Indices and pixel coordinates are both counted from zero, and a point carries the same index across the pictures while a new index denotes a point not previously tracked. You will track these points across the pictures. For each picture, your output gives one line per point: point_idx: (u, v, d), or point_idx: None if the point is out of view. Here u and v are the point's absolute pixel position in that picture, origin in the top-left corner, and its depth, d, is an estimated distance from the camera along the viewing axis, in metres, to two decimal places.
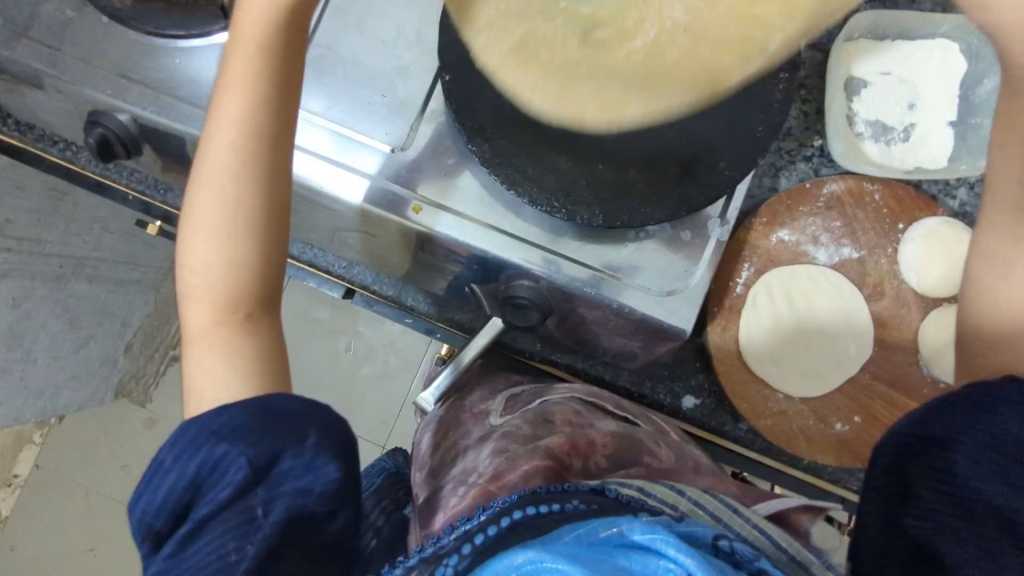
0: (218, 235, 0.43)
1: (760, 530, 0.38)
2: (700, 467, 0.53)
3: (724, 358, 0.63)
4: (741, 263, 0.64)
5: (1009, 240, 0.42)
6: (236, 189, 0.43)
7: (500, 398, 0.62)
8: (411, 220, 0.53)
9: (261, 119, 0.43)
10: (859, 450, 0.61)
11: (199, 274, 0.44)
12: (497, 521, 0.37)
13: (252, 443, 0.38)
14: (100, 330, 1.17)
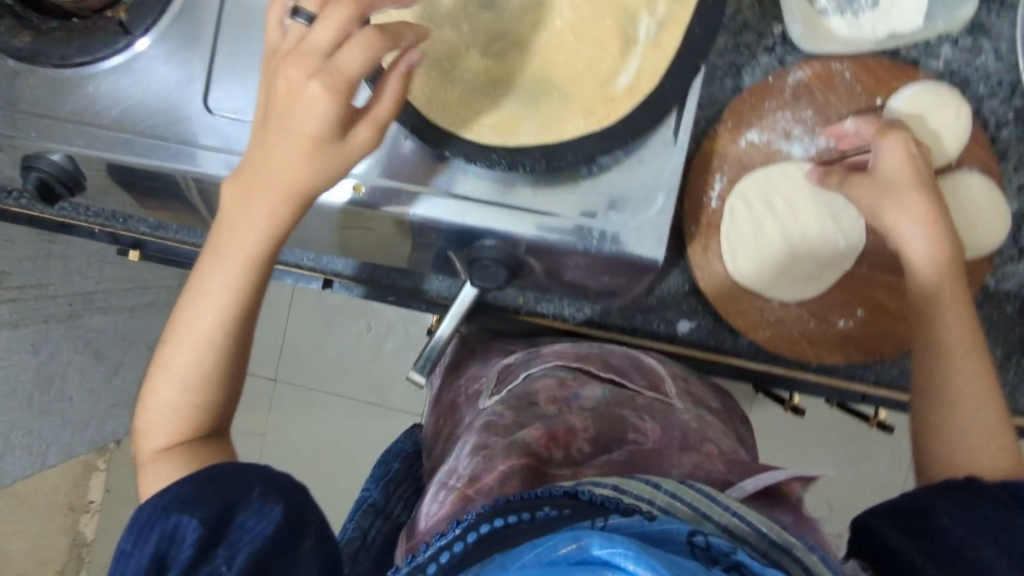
0: (189, 389, 0.46)
1: (740, 518, 0.37)
2: (687, 441, 0.50)
3: (709, 277, 0.60)
4: (713, 175, 0.61)
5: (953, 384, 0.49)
6: (211, 356, 0.47)
7: (493, 371, 0.62)
8: (356, 201, 0.52)
9: (248, 291, 0.47)
10: (866, 342, 0.60)
11: (160, 416, 0.47)
12: (466, 535, 0.37)
13: (200, 506, 0.41)
14: (126, 357, 1.21)
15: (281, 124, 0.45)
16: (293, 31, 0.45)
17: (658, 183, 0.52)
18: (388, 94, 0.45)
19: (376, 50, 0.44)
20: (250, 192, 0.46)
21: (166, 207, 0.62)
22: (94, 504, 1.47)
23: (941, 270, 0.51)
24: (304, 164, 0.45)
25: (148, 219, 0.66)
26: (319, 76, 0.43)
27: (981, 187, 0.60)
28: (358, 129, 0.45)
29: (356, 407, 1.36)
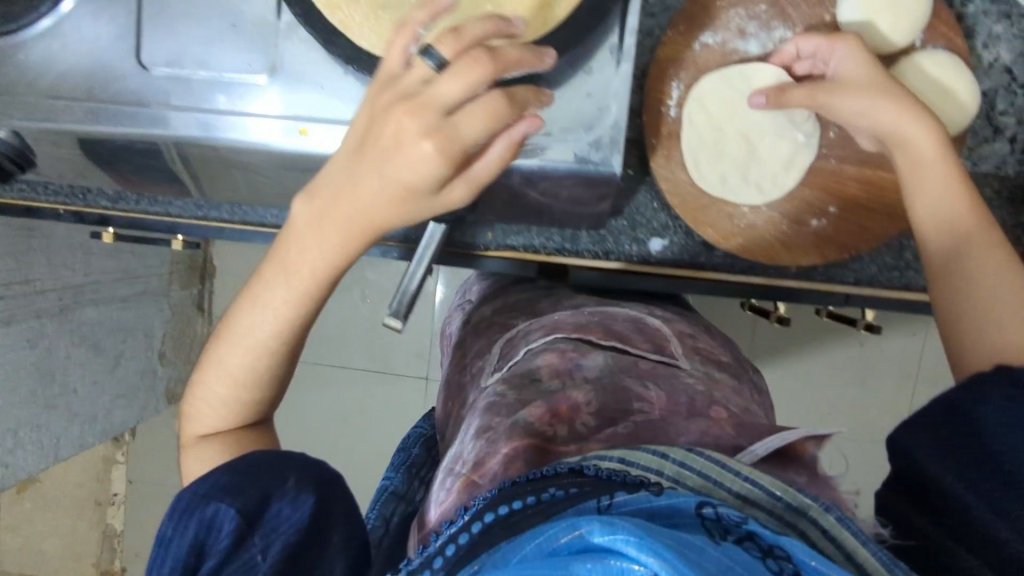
0: (239, 385, 0.49)
1: (751, 482, 0.36)
2: (694, 408, 0.50)
3: (676, 190, 0.59)
4: (670, 82, 0.59)
5: (986, 274, 0.46)
6: (259, 360, 0.49)
7: (496, 348, 0.64)
8: (300, 141, 0.53)
9: (307, 314, 0.49)
10: (842, 239, 0.59)
11: (208, 412, 0.50)
12: (481, 518, 0.37)
13: (238, 494, 0.41)
14: (126, 347, 1.24)
15: (377, 164, 0.43)
16: (419, 69, 0.41)
17: (610, 101, 0.51)
18: (494, 156, 0.42)
19: (501, 118, 0.40)
20: (325, 220, 0.46)
21: (125, 177, 0.62)
22: (119, 497, 1.47)
23: (949, 166, 0.49)
24: (391, 209, 0.44)
25: (107, 192, 0.66)
26: (435, 138, 0.40)
27: (948, 65, 0.57)
28: (454, 185, 0.43)
29: (362, 376, 1.37)
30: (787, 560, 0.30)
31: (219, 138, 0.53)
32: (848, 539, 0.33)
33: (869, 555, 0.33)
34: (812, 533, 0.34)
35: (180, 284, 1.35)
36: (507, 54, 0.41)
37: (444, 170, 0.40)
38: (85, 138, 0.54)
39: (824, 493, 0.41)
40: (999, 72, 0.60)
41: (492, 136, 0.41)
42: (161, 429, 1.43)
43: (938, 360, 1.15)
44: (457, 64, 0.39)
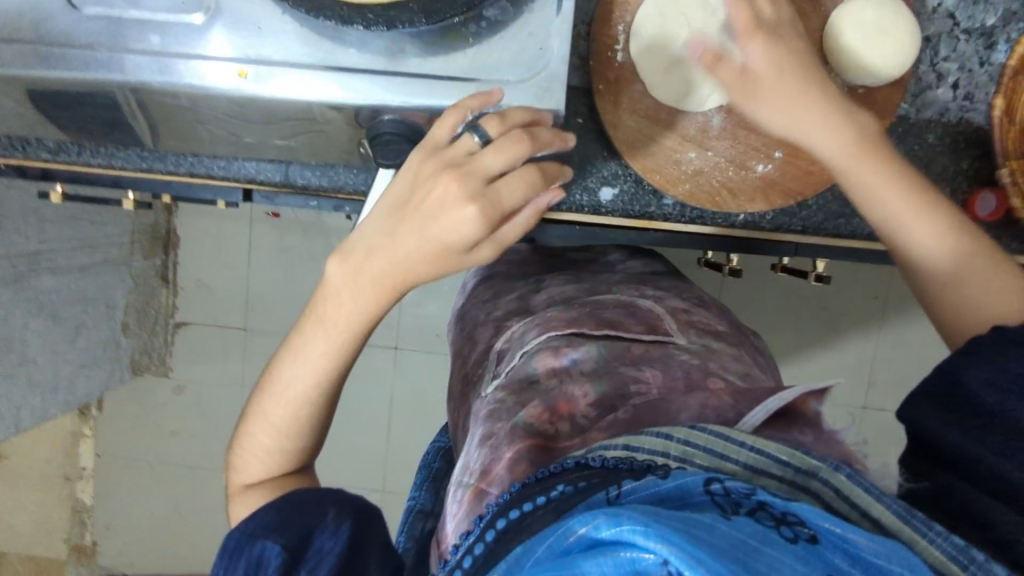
0: (284, 436, 0.52)
1: (759, 452, 0.36)
2: (690, 382, 0.52)
3: (625, 136, 0.63)
4: (617, 28, 0.62)
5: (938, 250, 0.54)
6: (303, 411, 0.52)
7: (494, 356, 0.66)
8: (239, 86, 0.51)
9: (342, 365, 0.52)
10: (787, 184, 0.63)
11: (255, 463, 0.53)
12: (491, 527, 0.39)
13: (281, 531, 0.45)
14: (87, 317, 1.22)
15: (418, 223, 0.48)
16: (464, 142, 0.48)
17: (550, 50, 0.52)
18: (521, 221, 0.49)
19: (534, 186, 0.48)
20: (360, 277, 0.49)
21: (70, 126, 0.61)
22: (88, 470, 1.44)
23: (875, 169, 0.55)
24: (424, 264, 0.48)
25: (48, 143, 0.66)
26: (478, 201, 0.46)
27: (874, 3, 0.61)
28: (483, 246, 0.49)
29: None
30: (801, 526, 0.30)
31: (172, 82, 0.51)
32: (862, 497, 0.33)
33: (884, 509, 0.33)
34: (824, 492, 0.35)
35: (142, 254, 1.33)
36: (541, 135, 0.49)
37: (484, 228, 0.46)
38: (36, 89, 0.53)
39: (832, 450, 0.40)
40: (943, 16, 0.64)
41: (525, 201, 0.48)
42: (126, 401, 1.41)
43: (893, 322, 1.18)
44: (502, 141, 0.48)
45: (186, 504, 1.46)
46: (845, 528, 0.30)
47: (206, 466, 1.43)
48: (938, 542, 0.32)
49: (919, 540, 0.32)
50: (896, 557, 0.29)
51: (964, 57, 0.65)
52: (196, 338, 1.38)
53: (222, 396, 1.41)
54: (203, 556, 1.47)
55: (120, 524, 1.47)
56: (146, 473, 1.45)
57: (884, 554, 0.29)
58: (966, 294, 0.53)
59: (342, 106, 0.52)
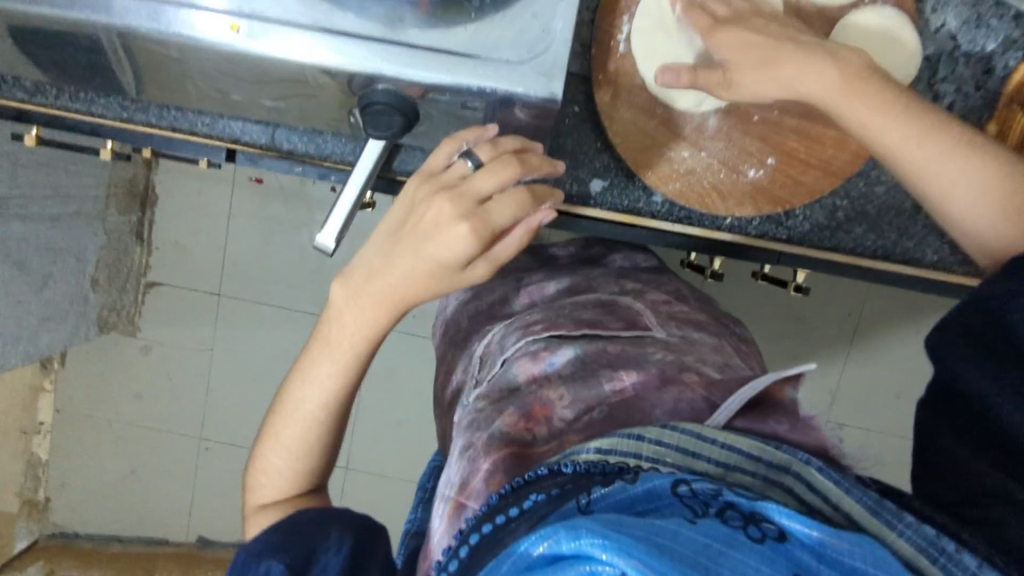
0: (292, 453, 0.54)
1: (729, 447, 0.38)
2: (666, 375, 0.51)
3: (620, 129, 0.63)
4: (622, 17, 0.61)
5: (959, 164, 0.52)
6: (314, 431, 0.54)
7: (477, 359, 0.66)
8: (231, 40, 0.49)
9: (350, 384, 0.54)
10: (776, 192, 0.64)
11: (267, 478, 0.55)
12: (463, 546, 0.39)
13: (286, 551, 0.46)
14: (56, 268, 1.16)
15: (414, 243, 0.50)
16: (460, 166, 0.52)
17: (553, 32, 0.51)
18: (514, 240, 0.51)
19: (525, 206, 0.50)
20: (359, 300, 0.52)
21: (49, 64, 0.58)
22: (46, 424, 1.41)
23: (865, 93, 0.53)
24: (423, 285, 0.51)
25: (25, 83, 0.64)
26: (469, 218, 0.48)
27: (877, 15, 0.61)
28: (478, 264, 0.51)
29: (310, 320, 1.35)
30: (768, 524, 0.30)
31: (164, 32, 0.49)
32: (833, 491, 0.35)
33: (854, 502, 0.34)
34: (794, 485, 0.36)
35: (118, 209, 1.28)
36: (530, 160, 0.52)
37: (477, 244, 0.49)
38: (20, 25, 0.51)
39: (807, 437, 0.43)
40: (944, 37, 0.64)
41: (515, 222, 0.50)
42: (90, 358, 1.38)
43: (864, 340, 1.20)
44: (493, 165, 0.50)
45: (145, 467, 1.44)
46: (810, 526, 0.30)
47: (170, 429, 1.41)
48: (907, 534, 0.33)
49: (889, 533, 0.33)
50: (864, 554, 0.29)
51: (960, 80, 0.65)
52: (169, 298, 1.36)
53: (190, 359, 1.38)
54: (159, 519, 1.45)
55: (76, 482, 1.44)
56: (107, 432, 1.42)
57: (847, 549, 0.29)
58: (967, 225, 0.53)
59: (336, 71, 0.51)
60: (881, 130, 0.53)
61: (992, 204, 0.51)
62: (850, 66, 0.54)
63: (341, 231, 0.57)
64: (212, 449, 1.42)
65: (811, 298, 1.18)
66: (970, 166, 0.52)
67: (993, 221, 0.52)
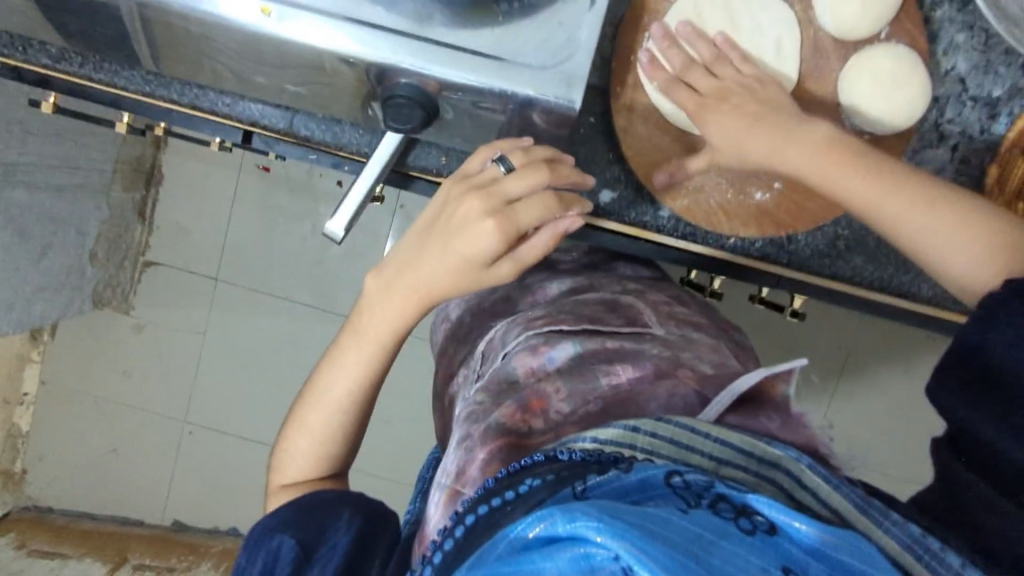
0: (316, 435, 0.59)
1: (722, 442, 0.41)
2: (661, 370, 0.55)
3: (634, 141, 0.65)
4: (643, 34, 0.63)
5: (909, 213, 0.53)
6: (338, 413, 0.59)
7: (479, 353, 0.69)
8: (261, 23, 0.50)
9: (377, 371, 0.59)
10: (780, 216, 0.65)
11: (292, 461, 0.60)
12: (458, 527, 0.42)
13: (297, 529, 0.52)
14: (55, 239, 1.16)
15: (442, 241, 0.55)
16: (490, 171, 0.56)
17: (578, 41, 0.52)
18: (539, 242, 0.56)
19: (552, 208, 0.55)
20: (391, 289, 0.57)
21: (77, 32, 0.59)
22: (30, 396, 1.40)
23: (830, 153, 0.56)
24: (451, 277, 0.55)
25: (50, 49, 0.65)
26: (496, 216, 0.53)
27: (895, 55, 0.63)
28: (504, 262, 0.56)
29: (303, 311, 1.35)
30: (758, 517, 0.33)
31: (195, 10, 0.50)
32: (823, 489, 0.38)
33: (843, 499, 0.37)
34: (783, 480, 0.39)
35: (123, 185, 1.28)
36: (561, 168, 0.57)
37: (501, 241, 0.53)
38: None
39: (796, 433, 0.47)
40: (953, 79, 0.66)
41: (541, 223, 0.55)
42: (81, 332, 1.37)
43: (853, 375, 1.21)
44: (525, 168, 0.55)
45: (127, 446, 1.42)
46: (798, 520, 0.33)
47: (155, 409, 1.41)
48: (892, 532, 0.36)
49: (875, 529, 0.36)
50: (847, 546, 0.33)
51: (966, 122, 0.67)
52: (165, 278, 1.36)
53: (181, 341, 1.38)
54: (135, 500, 1.44)
55: (55, 456, 1.43)
56: (92, 407, 1.41)
57: (834, 544, 0.32)
58: (945, 264, 0.52)
59: (358, 61, 0.52)
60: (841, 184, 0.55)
61: (962, 237, 0.51)
62: (817, 133, 0.57)
63: (353, 220, 0.58)
64: (195, 433, 1.41)
65: (803, 327, 1.19)
66: (911, 211, 0.53)
67: (974, 256, 0.50)
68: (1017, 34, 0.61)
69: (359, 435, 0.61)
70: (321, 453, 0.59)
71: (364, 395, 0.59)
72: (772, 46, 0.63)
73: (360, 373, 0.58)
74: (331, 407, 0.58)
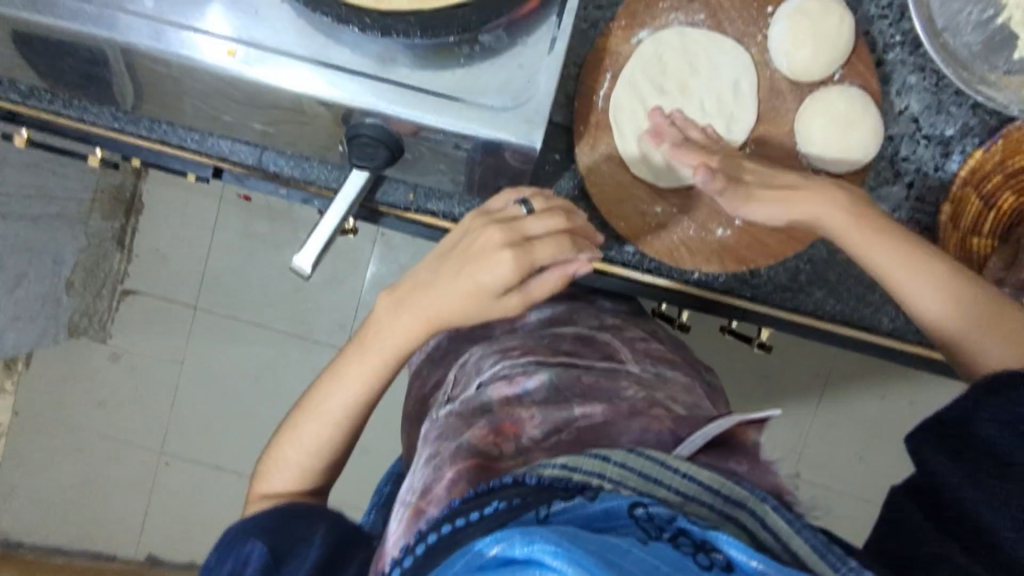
0: (307, 457, 0.59)
1: (690, 478, 0.41)
2: (634, 407, 0.55)
3: (598, 177, 0.67)
4: (603, 74, 0.66)
5: (932, 291, 0.56)
6: (334, 433, 0.59)
7: (451, 374, 0.69)
8: (227, 64, 0.50)
9: (371, 399, 0.60)
10: (741, 252, 0.67)
11: (278, 475, 0.59)
12: (426, 539, 0.42)
13: (270, 535, 0.53)
14: (30, 268, 1.15)
15: (456, 271, 0.57)
16: (513, 210, 0.58)
17: (537, 83, 0.53)
18: (550, 281, 0.57)
19: (567, 249, 0.56)
20: (398, 308, 0.59)
21: (49, 70, 0.60)
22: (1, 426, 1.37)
23: (868, 229, 0.58)
24: (458, 305, 0.57)
25: (21, 86, 0.66)
26: (514, 249, 0.55)
27: (846, 95, 0.65)
28: (513, 296, 0.57)
29: (281, 340, 1.35)
30: (717, 553, 0.34)
31: (160, 50, 0.50)
32: (790, 537, 0.38)
33: (802, 542, 0.38)
34: (746, 518, 0.40)
35: (102, 214, 1.28)
36: (580, 218, 0.58)
37: (515, 273, 0.55)
38: (18, 30, 0.52)
39: (761, 475, 0.47)
40: (907, 119, 0.68)
41: (553, 264, 0.57)
42: (56, 361, 1.36)
43: (829, 404, 1.22)
44: (547, 212, 0.57)
45: (101, 477, 1.40)
46: (755, 558, 0.34)
47: (131, 440, 1.39)
48: None
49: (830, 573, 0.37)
50: None
51: (921, 161, 0.69)
52: (142, 306, 1.35)
53: (157, 370, 1.37)
54: (109, 532, 1.41)
55: (27, 488, 1.40)
56: (64, 438, 1.39)
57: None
58: (976, 350, 0.55)
59: (331, 103, 0.52)
60: (873, 254, 0.58)
61: (976, 316, 0.55)
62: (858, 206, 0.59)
63: (320, 254, 0.58)
64: (171, 465, 1.39)
65: (776, 355, 1.20)
66: (934, 289, 0.56)
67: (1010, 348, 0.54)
68: (964, 75, 0.63)
69: (333, 471, 0.61)
70: (289, 487, 0.59)
71: (330, 433, 0.59)
72: (729, 88, 0.66)
73: (336, 406, 0.59)
74: (305, 435, 0.59)
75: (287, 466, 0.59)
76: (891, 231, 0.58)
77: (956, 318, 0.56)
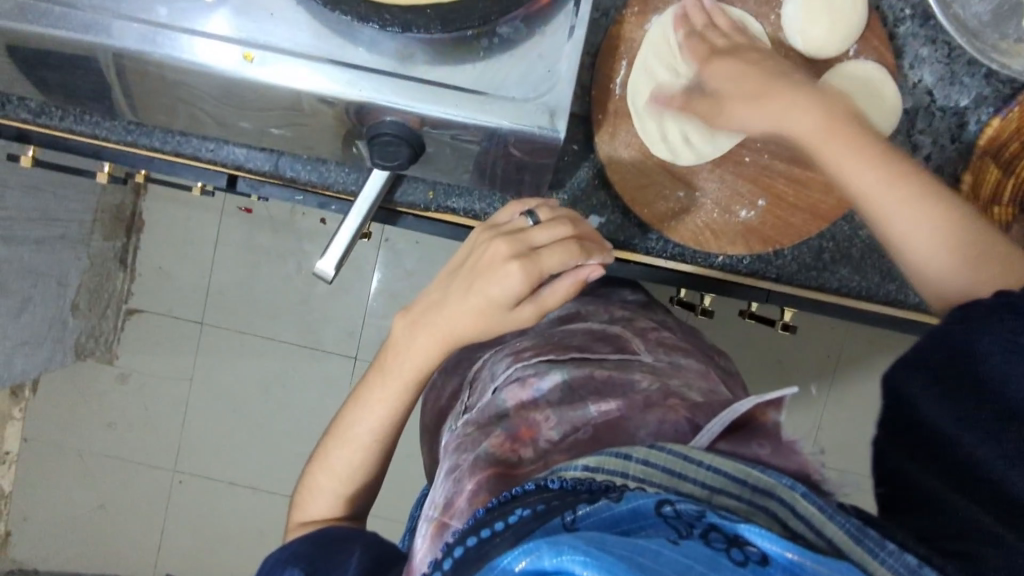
0: (341, 469, 0.59)
1: (715, 470, 0.41)
2: (649, 399, 0.55)
3: (618, 165, 0.68)
4: (619, 61, 0.67)
5: (903, 210, 0.52)
6: (361, 454, 0.58)
7: (467, 383, 0.69)
8: (245, 69, 0.50)
9: (399, 414, 0.59)
10: (765, 231, 0.68)
11: (311, 497, 0.59)
12: (451, 553, 0.41)
13: (305, 559, 0.53)
14: (35, 293, 1.14)
15: (465, 284, 0.56)
16: (520, 222, 0.58)
17: (557, 72, 0.53)
18: (561, 289, 0.56)
19: (575, 256, 0.56)
20: (413, 324, 0.58)
21: (60, 86, 0.59)
22: (11, 453, 1.36)
23: (845, 137, 0.55)
24: (470, 317, 0.56)
25: (31, 104, 0.65)
26: (520, 260, 0.55)
27: (864, 68, 0.66)
28: (525, 305, 0.56)
29: (291, 352, 1.34)
30: (751, 548, 0.33)
31: (174, 58, 0.50)
32: (828, 525, 0.37)
33: (838, 530, 0.37)
34: (773, 505, 0.39)
35: (103, 233, 1.27)
36: (584, 224, 0.58)
37: (526, 284, 0.55)
38: (31, 46, 0.51)
39: (789, 459, 0.46)
40: (922, 91, 0.68)
41: (563, 270, 0.56)
42: (63, 384, 1.34)
43: (842, 385, 1.23)
44: (552, 221, 0.57)
45: (115, 500, 1.38)
46: (789, 549, 0.33)
47: (142, 461, 1.37)
48: (889, 562, 0.35)
49: (871, 560, 0.35)
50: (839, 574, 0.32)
51: (937, 132, 0.69)
52: (149, 325, 1.34)
53: (167, 388, 1.35)
54: (124, 556, 1.40)
55: (39, 516, 1.39)
56: (76, 462, 1.37)
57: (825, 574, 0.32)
58: (941, 279, 0.52)
59: (337, 100, 0.52)
60: (851, 168, 0.54)
61: (948, 242, 0.51)
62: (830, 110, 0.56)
63: (341, 258, 0.58)
64: (185, 482, 1.38)
65: (789, 340, 1.20)
66: (906, 207, 0.52)
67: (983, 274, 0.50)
68: (976, 44, 0.64)
69: (369, 484, 0.61)
70: (324, 503, 0.59)
71: (360, 457, 0.58)
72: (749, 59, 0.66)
73: (363, 426, 0.58)
74: (337, 447, 0.59)
75: (321, 481, 0.59)
76: (854, 143, 0.55)
77: (933, 249, 0.52)
